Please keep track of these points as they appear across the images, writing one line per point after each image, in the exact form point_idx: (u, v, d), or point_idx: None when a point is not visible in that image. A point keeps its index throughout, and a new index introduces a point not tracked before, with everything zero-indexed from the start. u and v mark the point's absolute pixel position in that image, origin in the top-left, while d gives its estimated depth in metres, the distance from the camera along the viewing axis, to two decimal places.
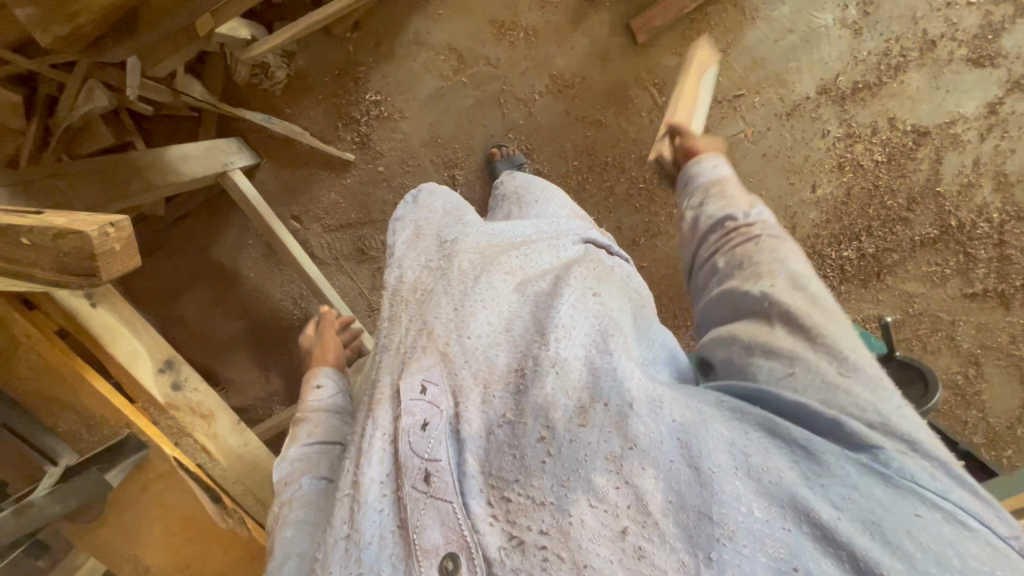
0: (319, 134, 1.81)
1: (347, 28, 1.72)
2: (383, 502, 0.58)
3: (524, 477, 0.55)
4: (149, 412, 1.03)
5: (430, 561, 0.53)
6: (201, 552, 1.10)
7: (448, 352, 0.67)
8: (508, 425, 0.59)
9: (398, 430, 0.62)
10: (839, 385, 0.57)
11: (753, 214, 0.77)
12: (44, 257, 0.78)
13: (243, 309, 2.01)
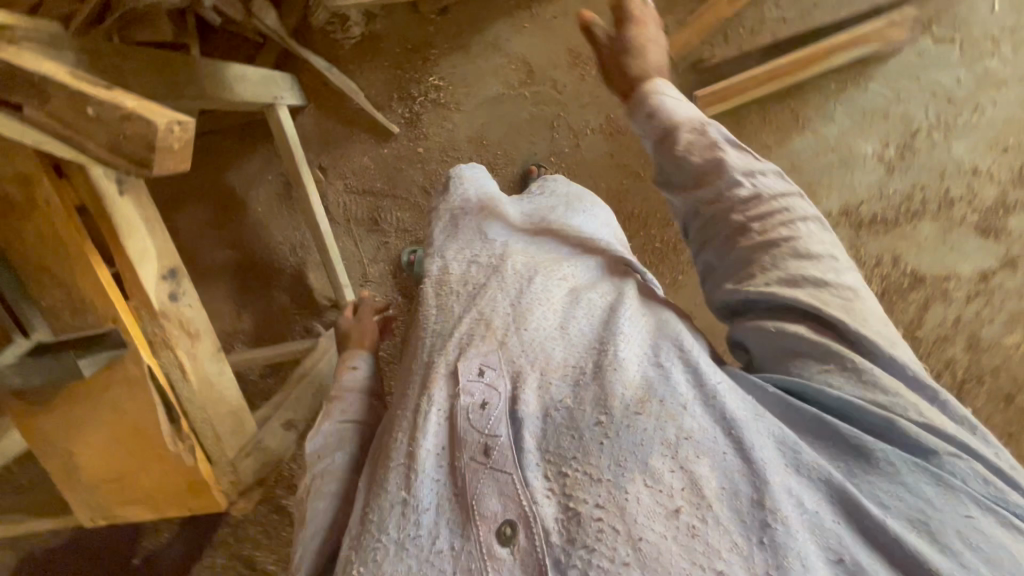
0: (373, 99, 1.83)
1: (433, 9, 1.76)
2: (439, 470, 0.67)
3: (583, 458, 0.63)
4: (137, 313, 0.99)
5: (489, 527, 0.62)
6: (138, 467, 1.08)
7: (505, 342, 0.76)
8: (565, 409, 0.67)
9: (455, 410, 0.70)
10: (878, 383, 0.65)
11: (727, 179, 0.80)
12: (101, 132, 0.77)
13: (239, 241, 1.96)
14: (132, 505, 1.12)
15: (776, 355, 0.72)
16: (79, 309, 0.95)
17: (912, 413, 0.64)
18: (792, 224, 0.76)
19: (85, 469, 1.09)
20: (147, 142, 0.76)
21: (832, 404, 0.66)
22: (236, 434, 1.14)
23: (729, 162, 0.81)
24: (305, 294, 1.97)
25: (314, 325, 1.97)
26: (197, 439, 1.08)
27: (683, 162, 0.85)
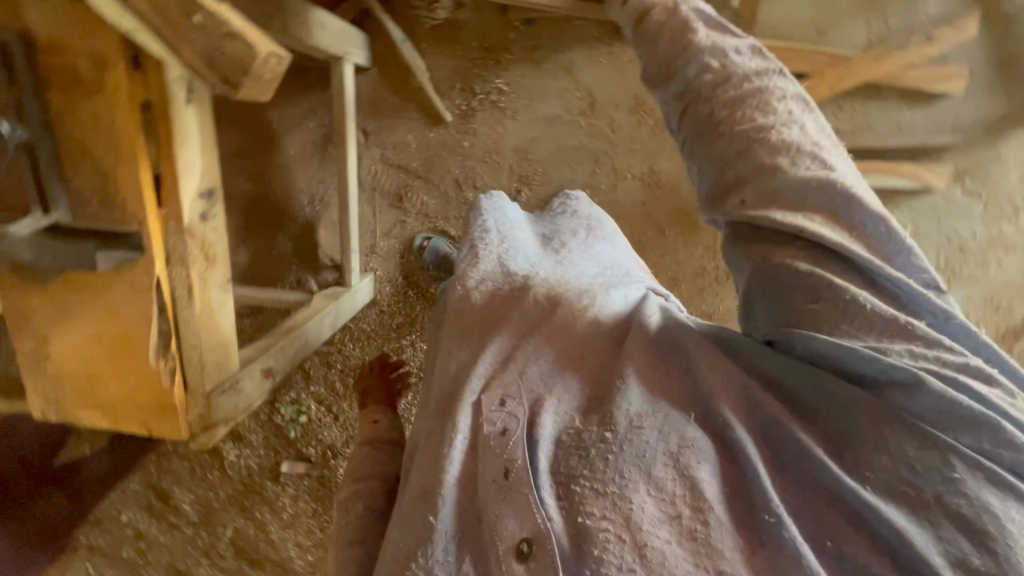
0: (435, 82, 1.84)
1: (522, 19, 1.77)
2: (462, 495, 0.67)
3: (591, 472, 0.65)
4: (164, 222, 0.97)
5: (507, 545, 0.62)
6: (111, 373, 1.05)
7: (525, 369, 0.77)
8: (575, 431, 0.69)
9: (478, 436, 0.70)
10: (873, 326, 0.70)
11: (697, 62, 0.88)
12: (203, 46, 0.77)
13: (259, 176, 1.91)
14: (91, 411, 1.08)
15: (777, 306, 0.75)
16: (109, 204, 0.93)
17: (905, 352, 0.68)
18: (769, 106, 0.83)
19: (55, 359, 1.05)
20: (243, 67, 0.76)
21: (829, 352, 0.69)
22: (219, 368, 1.13)
23: (696, 42, 0.89)
24: (310, 248, 1.96)
25: (307, 280, 1.96)
26: (181, 363, 1.06)
27: (660, 34, 0.93)
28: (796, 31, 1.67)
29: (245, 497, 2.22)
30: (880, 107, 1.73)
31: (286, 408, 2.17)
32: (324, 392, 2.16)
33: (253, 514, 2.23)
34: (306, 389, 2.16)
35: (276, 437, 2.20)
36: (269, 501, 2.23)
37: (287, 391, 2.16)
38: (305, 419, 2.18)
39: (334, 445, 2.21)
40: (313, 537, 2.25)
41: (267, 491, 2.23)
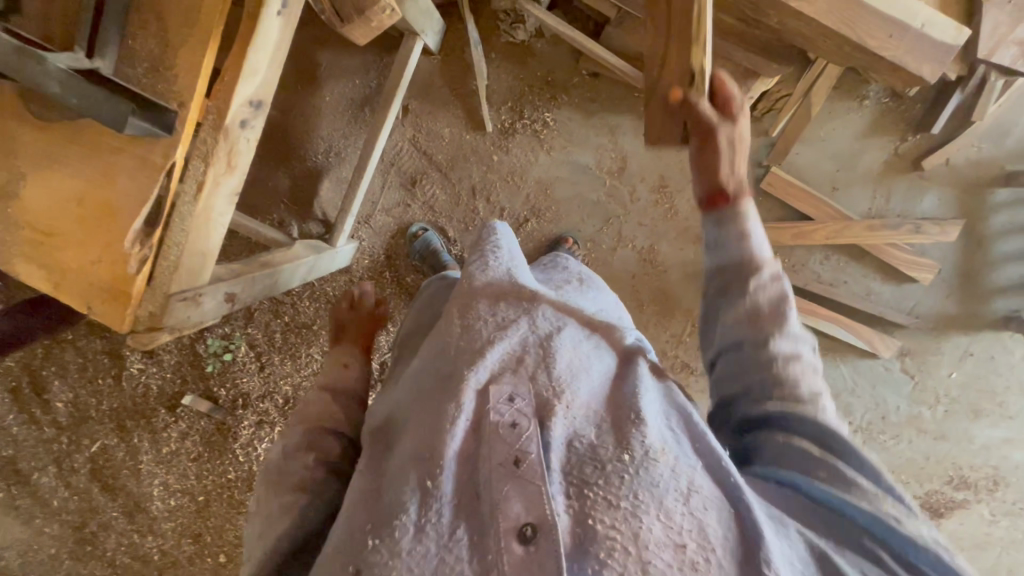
0: (489, 90, 1.88)
1: (589, 70, 1.84)
2: (460, 473, 0.67)
3: (605, 484, 0.66)
4: (204, 114, 0.95)
5: (513, 527, 0.61)
6: (76, 239, 0.97)
7: (540, 375, 0.75)
8: (589, 444, 0.70)
9: (482, 416, 0.70)
10: (863, 491, 0.74)
11: (768, 296, 0.85)
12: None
13: (287, 108, 1.88)
14: (32, 269, 0.99)
15: (781, 462, 0.79)
16: (165, 76, 0.90)
17: (890, 512, 0.73)
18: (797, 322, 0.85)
19: (20, 203, 0.97)
20: (363, 19, 0.87)
21: (817, 495, 0.76)
22: (190, 275, 1.07)
23: (774, 284, 0.86)
24: (306, 195, 1.92)
25: (291, 225, 1.92)
26: (155, 255, 1.00)
27: (736, 236, 0.88)
28: (814, 176, 1.86)
29: (129, 418, 2.10)
30: (860, 271, 1.92)
31: (213, 341, 2.04)
32: (259, 338, 2.05)
33: (132, 435, 2.11)
34: (243, 328, 2.04)
35: (190, 366, 2.07)
36: (154, 429, 2.10)
37: (220, 324, 2.04)
38: (229, 359, 2.05)
39: (248, 396, 2.06)
40: (184, 481, 2.11)
41: (156, 418, 2.09)
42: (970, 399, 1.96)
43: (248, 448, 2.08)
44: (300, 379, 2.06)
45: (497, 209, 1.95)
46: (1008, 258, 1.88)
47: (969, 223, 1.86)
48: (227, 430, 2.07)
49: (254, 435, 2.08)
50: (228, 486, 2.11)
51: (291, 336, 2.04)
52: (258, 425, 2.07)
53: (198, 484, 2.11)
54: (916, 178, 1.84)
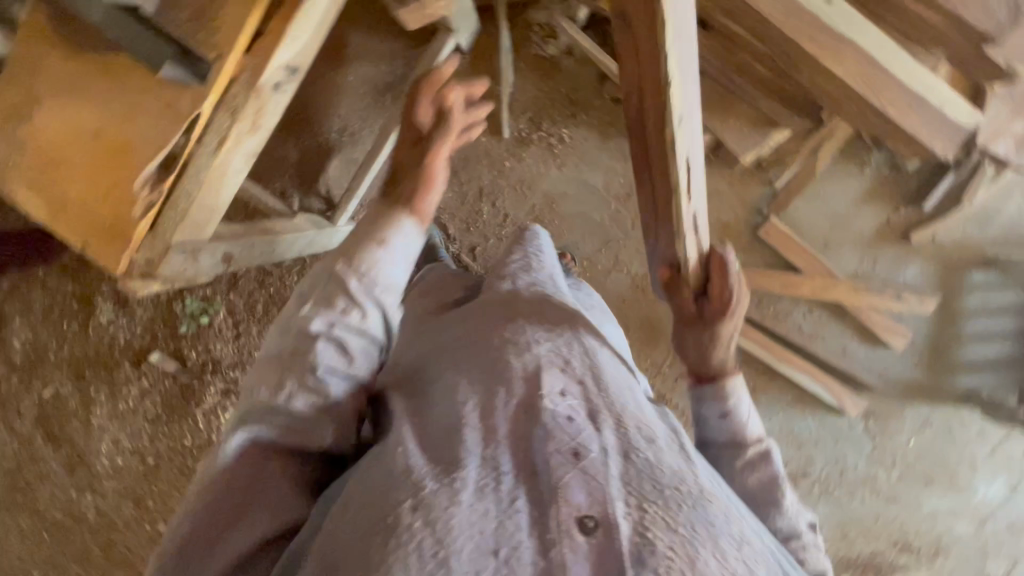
0: (511, 98, 1.91)
1: (612, 95, 1.88)
2: (515, 452, 0.68)
3: (664, 505, 0.65)
4: (240, 71, 0.93)
5: (574, 516, 0.62)
6: (85, 173, 0.96)
7: (593, 384, 0.78)
8: (647, 458, 0.70)
9: (536, 401, 0.73)
10: None
11: (767, 469, 0.95)
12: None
13: (309, 82, 1.88)
14: (32, 195, 0.97)
15: None
16: (203, 26, 0.90)
17: None
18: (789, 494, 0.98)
19: (34, 129, 0.96)
20: None
21: None
22: (194, 230, 1.04)
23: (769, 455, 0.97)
24: (313, 170, 1.90)
25: (292, 197, 1.90)
26: (163, 202, 0.98)
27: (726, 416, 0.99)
28: (809, 231, 1.92)
29: (88, 367, 2.03)
30: (840, 328, 1.98)
31: (192, 302, 2.00)
32: (240, 306, 2.00)
33: (89, 386, 2.04)
34: (225, 294, 2.00)
35: (163, 323, 2.01)
36: (114, 382, 2.03)
37: (201, 285, 2.00)
38: (206, 322, 2.00)
39: (218, 362, 1.99)
40: (138, 440, 2.04)
41: (119, 371, 2.02)
42: (925, 467, 2.02)
43: (209, 416, 1.99)
44: None
45: (500, 214, 1.96)
46: (977, 337, 1.96)
47: (945, 298, 1.94)
48: (191, 394, 1.99)
49: (219, 403, 1.99)
50: (182, 452, 2.02)
51: (274, 308, 2.00)
52: (223, 394, 1.99)
53: (151, 446, 2.04)
54: (903, 248, 1.91)
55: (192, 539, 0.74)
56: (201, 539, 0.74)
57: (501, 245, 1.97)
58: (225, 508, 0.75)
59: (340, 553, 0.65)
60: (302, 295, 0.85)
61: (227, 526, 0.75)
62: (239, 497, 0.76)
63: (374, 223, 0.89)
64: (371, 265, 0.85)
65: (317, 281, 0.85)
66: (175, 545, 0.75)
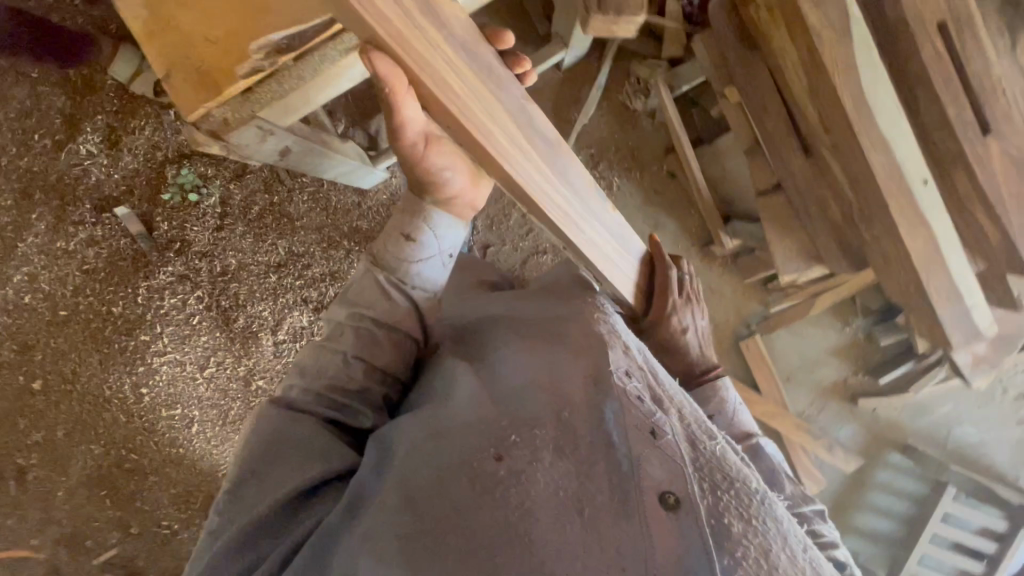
0: (582, 131, 1.93)
1: (668, 168, 1.97)
2: (591, 423, 0.83)
3: (733, 494, 0.81)
4: None
5: (660, 489, 0.76)
6: (205, 7, 0.89)
7: (650, 384, 0.96)
8: (703, 449, 0.88)
9: (606, 375, 0.91)
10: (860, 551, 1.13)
11: (754, 440, 1.21)
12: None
13: None
14: (138, 6, 0.90)
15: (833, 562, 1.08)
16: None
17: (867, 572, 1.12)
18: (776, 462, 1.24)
19: None
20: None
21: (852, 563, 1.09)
22: (280, 111, 0.99)
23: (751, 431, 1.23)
24: (371, 105, 1.85)
25: (337, 120, 1.82)
26: (268, 75, 0.91)
27: (722, 408, 1.23)
28: (780, 361, 2.08)
29: (38, 190, 1.83)
30: None
31: (186, 173, 1.85)
32: (235, 200, 1.87)
33: (32, 210, 1.82)
34: (226, 181, 1.87)
35: (146, 182, 1.85)
36: (62, 218, 1.82)
37: (206, 162, 1.86)
38: (192, 201, 1.85)
39: (188, 245, 1.84)
40: (59, 286, 1.84)
41: (74, 209, 1.83)
42: None
43: (153, 293, 1.82)
44: (250, 261, 1.86)
45: (526, 226, 2.01)
46: (874, 508, 2.15)
47: (863, 465, 2.12)
48: (143, 264, 1.82)
49: (169, 286, 1.82)
50: (103, 318, 1.82)
51: (268, 217, 1.89)
52: (178, 279, 1.82)
53: (70, 298, 1.84)
54: (847, 409, 2.10)
55: (243, 484, 0.87)
56: (247, 484, 0.87)
57: (513, 254, 2.00)
58: (251, 466, 0.87)
59: (415, 488, 0.78)
60: (347, 288, 1.04)
61: (267, 476, 0.87)
62: (275, 447, 0.89)
63: (404, 232, 1.02)
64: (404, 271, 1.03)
65: (357, 278, 1.04)
66: (227, 493, 0.87)
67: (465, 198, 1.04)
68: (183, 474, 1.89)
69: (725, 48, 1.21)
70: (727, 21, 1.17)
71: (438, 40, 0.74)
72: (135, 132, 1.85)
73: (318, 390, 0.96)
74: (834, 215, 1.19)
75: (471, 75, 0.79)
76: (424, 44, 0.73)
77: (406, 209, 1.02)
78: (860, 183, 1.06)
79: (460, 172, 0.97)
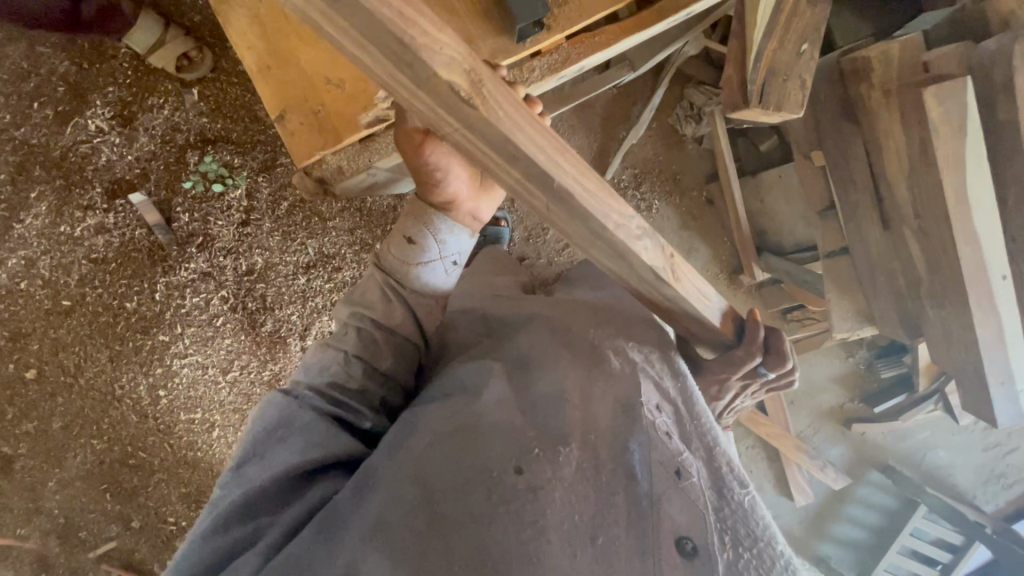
0: (630, 150, 1.90)
1: (706, 195, 1.98)
2: (613, 448, 0.78)
3: (756, 555, 0.72)
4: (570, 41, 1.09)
5: (674, 535, 0.71)
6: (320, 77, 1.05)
7: (682, 416, 0.87)
8: (726, 492, 0.78)
9: (636, 402, 0.83)
10: None
11: None
12: (781, 67, 1.04)
13: None
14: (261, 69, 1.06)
15: None
16: (559, 8, 1.04)
17: None
18: None
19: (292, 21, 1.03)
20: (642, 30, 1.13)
21: None
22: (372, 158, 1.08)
23: None
24: None
25: None
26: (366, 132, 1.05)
27: None
28: None
29: (39, 163, 1.64)
30: (765, 471, 2.26)
31: (209, 162, 1.68)
32: (263, 194, 1.73)
33: (31, 188, 1.64)
34: (253, 171, 1.72)
35: (164, 167, 1.68)
36: (66, 201, 1.65)
37: (232, 149, 1.70)
38: (216, 192, 1.70)
39: (212, 240, 1.71)
40: (62, 274, 1.69)
41: (81, 192, 1.66)
42: None
43: (172, 291, 1.72)
44: (278, 260, 1.75)
45: (562, 241, 1.97)
46: (850, 519, 2.35)
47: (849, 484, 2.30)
48: (161, 259, 1.70)
49: (191, 283, 1.73)
50: (114, 314, 1.72)
51: (297, 213, 1.75)
52: (202, 276, 1.72)
53: (75, 288, 1.70)
54: (840, 430, 2.25)
55: (244, 462, 0.78)
56: (247, 456, 0.78)
57: (548, 268, 1.97)
58: (254, 438, 0.80)
59: (433, 481, 0.73)
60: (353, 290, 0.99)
61: (272, 455, 0.78)
62: (280, 431, 0.81)
63: (406, 235, 0.93)
64: (405, 278, 0.94)
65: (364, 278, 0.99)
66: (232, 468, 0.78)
67: (469, 207, 0.94)
68: (199, 476, 1.85)
69: (821, 113, 1.31)
70: (832, 88, 1.27)
71: (451, 122, 0.59)
72: (152, 110, 1.66)
73: (318, 386, 0.88)
74: (901, 286, 1.26)
75: (493, 157, 0.63)
76: (438, 115, 0.60)
77: (410, 209, 0.93)
78: (938, 268, 1.13)
79: (458, 176, 0.89)
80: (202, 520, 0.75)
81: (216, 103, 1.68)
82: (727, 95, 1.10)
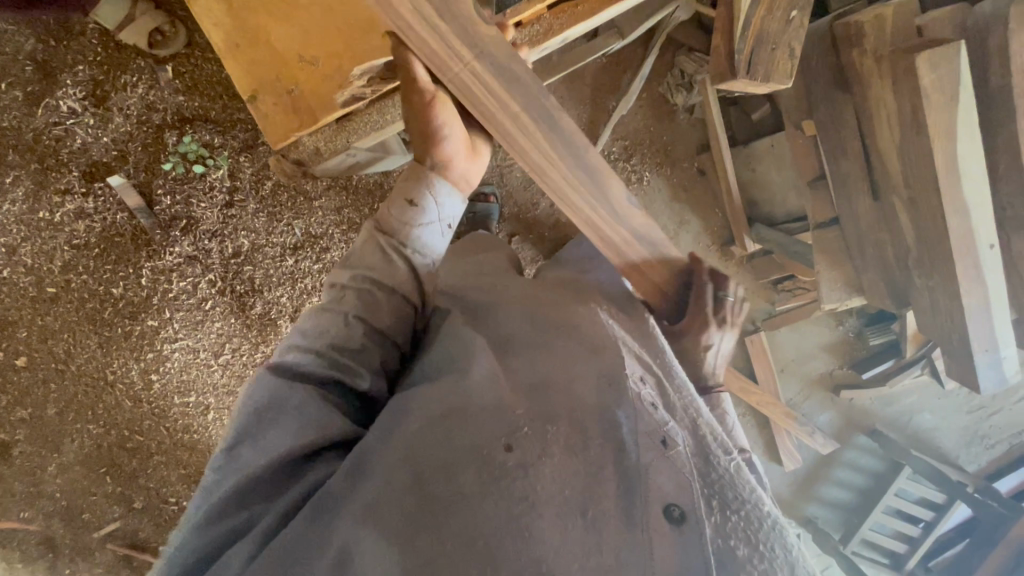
0: (621, 120, 1.87)
1: (698, 166, 1.95)
2: (602, 425, 0.78)
3: (744, 518, 0.74)
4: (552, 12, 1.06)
5: (664, 502, 0.70)
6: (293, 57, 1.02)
7: (666, 388, 0.90)
8: (709, 461, 0.80)
9: (621, 376, 0.85)
10: None
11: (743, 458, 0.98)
12: (770, 36, 1.01)
13: None
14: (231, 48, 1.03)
15: None
16: None
17: None
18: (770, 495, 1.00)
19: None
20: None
21: None
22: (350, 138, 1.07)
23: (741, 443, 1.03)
24: None
25: None
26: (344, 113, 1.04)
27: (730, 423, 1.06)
28: (779, 352, 2.22)
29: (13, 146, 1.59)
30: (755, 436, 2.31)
31: (189, 141, 1.64)
32: (246, 175, 1.69)
33: (4, 172, 1.60)
34: (235, 150, 1.67)
35: (143, 147, 1.64)
36: (43, 185, 1.62)
37: (212, 128, 1.65)
38: (198, 172, 1.66)
39: (195, 223, 1.69)
40: (44, 260, 1.66)
41: (58, 176, 1.62)
42: None
43: (159, 275, 1.70)
44: (264, 242, 1.73)
45: (553, 215, 1.96)
46: (836, 480, 2.42)
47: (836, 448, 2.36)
48: (145, 243, 1.68)
49: (177, 268, 1.71)
50: (101, 299, 1.70)
51: (282, 193, 1.72)
52: (188, 260, 1.71)
53: (58, 274, 1.67)
54: (829, 397, 2.29)
55: (237, 445, 0.75)
56: (242, 441, 0.75)
57: (539, 243, 1.96)
58: (247, 424, 0.77)
59: (425, 461, 0.72)
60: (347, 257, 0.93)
61: (270, 439, 0.75)
62: (275, 412, 0.77)
63: (407, 195, 0.91)
64: (406, 238, 0.91)
65: (358, 244, 0.93)
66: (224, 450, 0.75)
67: (461, 171, 0.94)
68: (198, 457, 1.87)
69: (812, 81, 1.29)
70: (824, 55, 1.24)
71: (460, 55, 0.84)
72: (126, 88, 1.60)
73: (324, 352, 0.83)
74: (889, 257, 1.26)
75: (490, 85, 0.86)
76: (447, 55, 0.83)
77: (409, 171, 0.91)
78: (928, 235, 1.13)
79: (458, 134, 0.90)
80: (198, 503, 0.73)
81: (192, 80, 1.62)
82: (714, 65, 1.07)
